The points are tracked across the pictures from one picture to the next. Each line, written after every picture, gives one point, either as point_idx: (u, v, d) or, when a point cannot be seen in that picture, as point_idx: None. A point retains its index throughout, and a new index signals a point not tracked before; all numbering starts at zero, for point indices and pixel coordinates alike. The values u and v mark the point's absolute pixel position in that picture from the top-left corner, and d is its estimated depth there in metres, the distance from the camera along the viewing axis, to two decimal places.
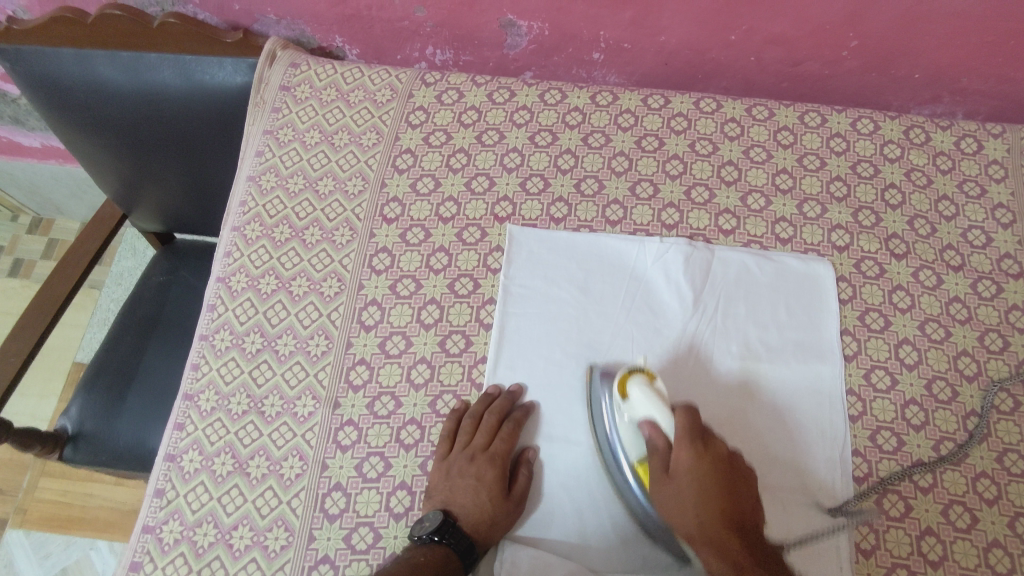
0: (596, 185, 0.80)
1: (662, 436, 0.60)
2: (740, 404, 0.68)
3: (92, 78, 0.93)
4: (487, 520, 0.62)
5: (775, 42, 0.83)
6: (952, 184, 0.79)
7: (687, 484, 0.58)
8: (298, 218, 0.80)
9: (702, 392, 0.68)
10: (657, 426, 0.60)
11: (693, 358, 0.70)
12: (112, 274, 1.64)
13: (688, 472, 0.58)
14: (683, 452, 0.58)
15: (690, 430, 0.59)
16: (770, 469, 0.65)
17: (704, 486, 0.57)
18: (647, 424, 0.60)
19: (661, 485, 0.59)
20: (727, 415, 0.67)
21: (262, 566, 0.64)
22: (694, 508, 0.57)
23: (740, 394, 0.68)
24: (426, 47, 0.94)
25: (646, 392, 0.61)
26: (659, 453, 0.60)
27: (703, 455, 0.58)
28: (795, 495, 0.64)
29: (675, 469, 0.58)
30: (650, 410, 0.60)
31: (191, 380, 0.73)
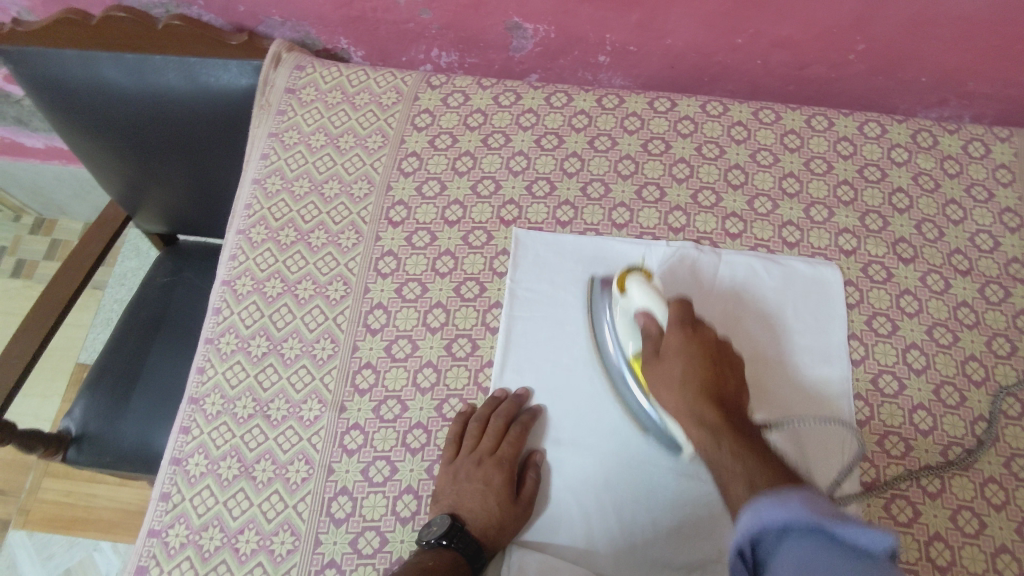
0: (603, 188, 0.80)
1: (655, 324, 0.63)
2: (735, 308, 0.72)
3: (96, 80, 0.93)
4: (495, 525, 0.62)
5: (782, 45, 0.83)
6: (959, 188, 0.79)
7: (676, 361, 0.61)
8: (304, 220, 0.80)
9: (700, 297, 0.73)
10: (651, 317, 0.64)
11: (689, 270, 0.74)
12: (114, 275, 1.64)
13: (677, 352, 0.61)
14: (674, 334, 0.62)
15: (681, 317, 0.63)
16: (761, 366, 0.70)
17: (692, 363, 0.60)
18: (643, 314, 0.64)
19: (653, 366, 0.62)
20: (722, 315, 0.72)
21: (268, 571, 0.63)
22: (681, 383, 0.59)
23: (735, 300, 0.73)
24: (431, 49, 0.94)
25: (644, 288, 0.65)
26: (652, 338, 0.63)
27: (692, 338, 0.61)
28: (783, 390, 0.69)
29: (666, 350, 0.62)
30: (645, 302, 0.64)
31: (197, 384, 0.73)
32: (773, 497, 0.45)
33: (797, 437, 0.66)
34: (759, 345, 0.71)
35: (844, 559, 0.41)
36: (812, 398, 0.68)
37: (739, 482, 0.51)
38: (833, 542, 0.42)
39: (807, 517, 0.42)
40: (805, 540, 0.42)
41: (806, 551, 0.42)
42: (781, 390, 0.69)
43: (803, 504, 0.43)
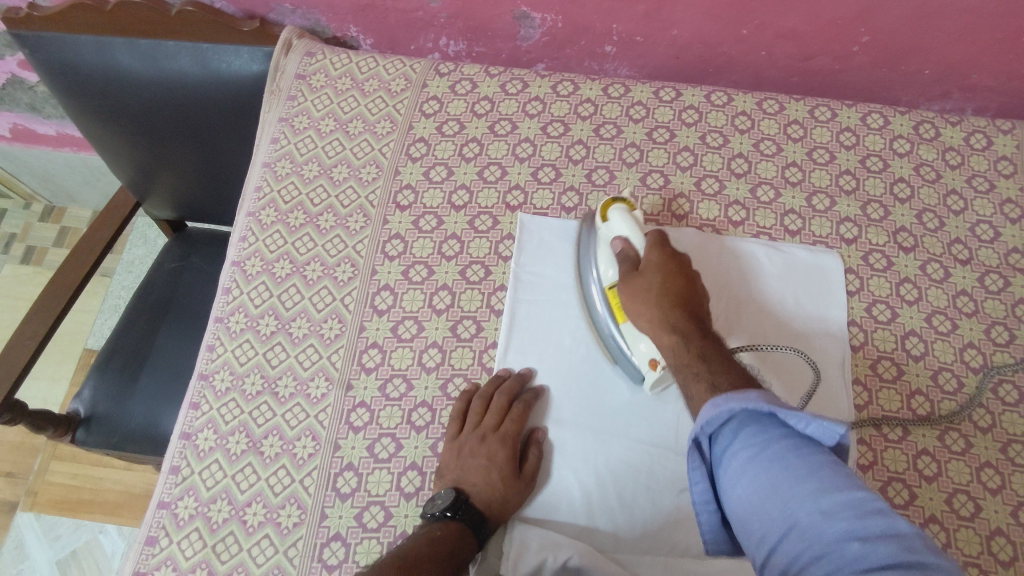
0: (607, 175, 0.81)
1: (632, 249, 0.67)
2: (707, 245, 0.76)
3: (110, 66, 0.95)
4: (499, 499, 0.63)
5: (787, 37, 0.84)
6: (960, 179, 0.80)
7: (653, 277, 0.64)
8: (313, 204, 0.81)
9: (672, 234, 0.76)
10: (628, 243, 0.67)
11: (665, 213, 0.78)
12: (122, 262, 1.66)
13: (655, 269, 0.64)
14: (654, 253, 0.65)
15: (660, 239, 0.66)
16: (728, 294, 0.73)
17: (667, 279, 0.64)
18: (622, 240, 0.68)
19: (630, 282, 0.65)
20: (693, 249, 0.75)
21: (274, 542, 0.65)
22: (656, 295, 0.63)
23: (707, 238, 0.76)
24: (440, 38, 0.95)
25: (625, 216, 0.68)
26: (630, 259, 0.67)
27: (670, 258, 0.65)
28: (747, 316, 0.72)
29: (645, 268, 0.65)
30: (624, 228, 0.68)
31: (207, 361, 0.74)
32: (732, 393, 0.50)
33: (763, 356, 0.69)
34: (727, 277, 0.74)
35: (789, 445, 0.47)
36: (780, 329, 0.72)
37: (703, 383, 0.55)
38: (782, 431, 0.48)
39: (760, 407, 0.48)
40: (754, 429, 0.49)
41: (756, 438, 0.48)
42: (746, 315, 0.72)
43: (757, 396, 0.49)
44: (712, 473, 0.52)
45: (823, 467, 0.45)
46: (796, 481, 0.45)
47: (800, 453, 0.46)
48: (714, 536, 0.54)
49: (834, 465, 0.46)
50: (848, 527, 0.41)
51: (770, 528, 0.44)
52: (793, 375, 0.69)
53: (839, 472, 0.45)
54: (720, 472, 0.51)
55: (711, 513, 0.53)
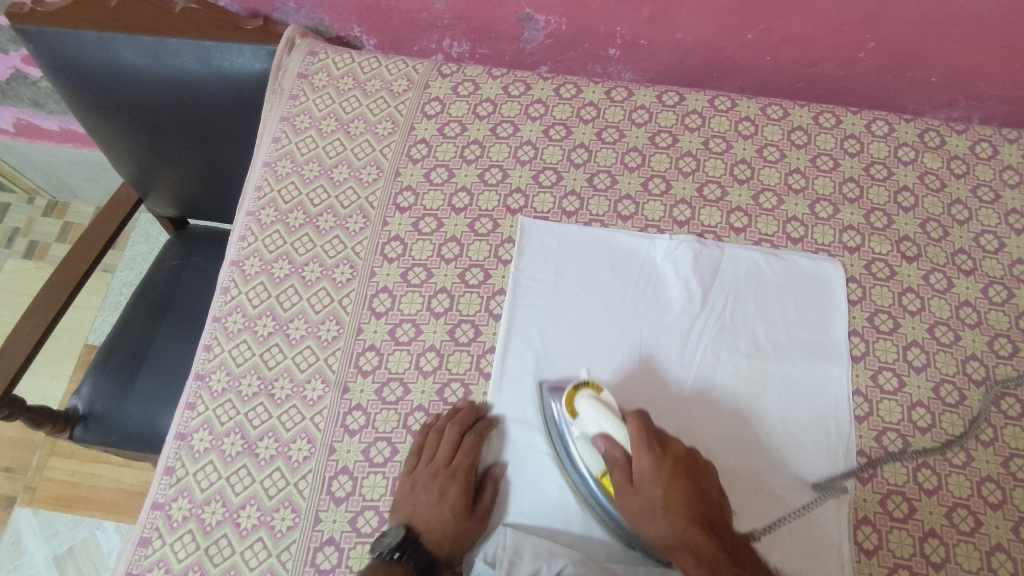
0: (609, 179, 0.80)
1: (618, 448, 0.60)
2: (693, 414, 0.67)
3: (113, 62, 0.94)
4: (450, 537, 0.62)
5: (793, 41, 0.83)
6: (965, 188, 0.79)
7: (655, 489, 0.58)
8: (312, 204, 0.81)
9: (655, 403, 0.68)
10: (612, 439, 0.61)
11: (645, 371, 0.69)
12: (124, 258, 1.66)
13: (653, 479, 0.58)
14: (644, 456, 0.59)
15: (643, 432, 0.60)
16: (728, 472, 0.65)
17: (670, 488, 0.58)
18: (602, 435, 0.61)
19: (628, 497, 0.59)
20: (671, 416, 0.67)
21: (268, 546, 0.64)
22: (665, 512, 0.57)
23: (694, 406, 0.68)
24: (443, 39, 0.95)
25: (595, 404, 0.62)
26: (619, 465, 0.60)
27: (663, 458, 0.59)
28: (757, 496, 0.64)
29: (639, 479, 0.59)
30: (600, 421, 0.61)
31: (203, 361, 0.74)
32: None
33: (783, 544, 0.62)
34: (723, 453, 0.66)
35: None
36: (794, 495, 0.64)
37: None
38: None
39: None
40: None
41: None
42: (753, 495, 0.64)
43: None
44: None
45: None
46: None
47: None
48: None
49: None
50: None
51: None
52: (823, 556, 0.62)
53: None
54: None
55: None
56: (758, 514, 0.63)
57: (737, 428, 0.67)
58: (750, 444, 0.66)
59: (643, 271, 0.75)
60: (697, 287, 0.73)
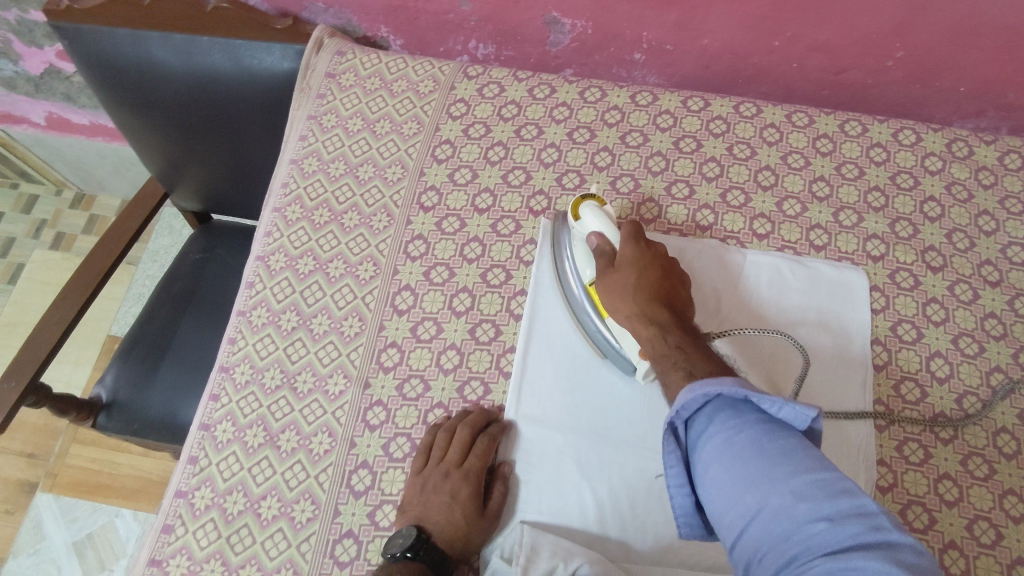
0: (632, 183, 0.81)
1: (608, 244, 0.66)
2: (684, 245, 0.76)
3: (146, 59, 0.96)
4: (461, 538, 0.62)
5: (819, 49, 0.83)
6: (992, 200, 0.78)
7: (629, 272, 0.63)
8: (338, 201, 0.82)
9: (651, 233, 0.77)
10: (604, 238, 0.66)
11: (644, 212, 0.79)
12: (148, 251, 1.69)
13: (631, 263, 0.63)
14: (629, 246, 0.64)
15: (634, 231, 0.66)
16: (705, 286, 0.74)
17: (644, 274, 0.62)
18: (597, 235, 0.67)
19: (607, 276, 0.64)
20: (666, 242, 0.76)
21: (288, 537, 0.65)
22: (635, 288, 0.61)
23: (686, 238, 0.77)
24: (469, 41, 0.95)
25: (598, 213, 0.67)
26: (606, 255, 0.66)
27: (644, 252, 0.64)
28: (728, 308, 0.73)
29: (620, 262, 0.64)
30: (599, 224, 0.67)
31: (228, 353, 0.75)
32: (708, 378, 0.49)
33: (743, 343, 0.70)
34: (704, 274, 0.74)
35: (765, 431, 0.46)
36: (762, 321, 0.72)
37: (681, 369, 0.53)
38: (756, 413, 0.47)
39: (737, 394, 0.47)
40: (730, 417, 0.47)
41: (730, 421, 0.47)
42: (723, 309, 0.73)
43: (733, 382, 0.47)
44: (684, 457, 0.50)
45: (796, 450, 0.44)
46: (771, 462, 0.43)
47: (774, 437, 0.45)
48: (688, 520, 0.51)
49: (810, 448, 0.45)
50: (817, 510, 0.40)
51: (744, 511, 0.43)
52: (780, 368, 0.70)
53: (812, 455, 0.44)
54: (693, 455, 0.49)
55: (683, 498, 0.51)
56: (725, 320, 0.72)
57: (722, 258, 0.75)
58: (729, 272, 0.75)
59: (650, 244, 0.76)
60: (717, 283, 0.74)
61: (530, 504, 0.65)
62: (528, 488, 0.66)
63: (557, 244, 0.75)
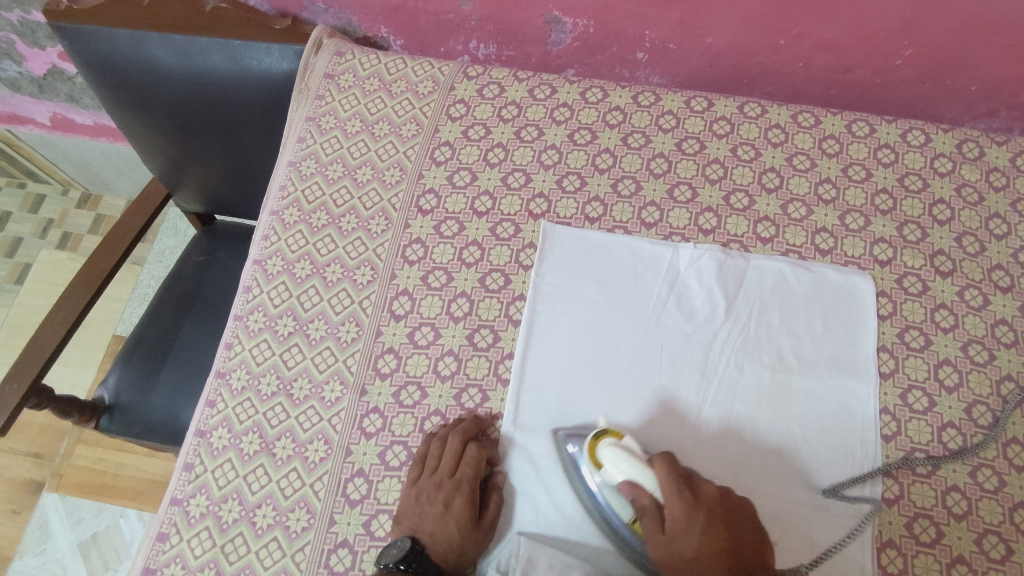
0: (634, 185, 0.79)
1: (646, 496, 0.59)
2: (724, 454, 0.65)
3: (145, 60, 0.95)
4: (455, 550, 0.61)
5: (826, 48, 0.81)
6: (1004, 203, 0.76)
7: (689, 538, 0.57)
8: (335, 205, 0.81)
9: (681, 447, 0.65)
10: (639, 486, 0.59)
11: (667, 413, 0.67)
12: (153, 251, 1.69)
13: (687, 528, 0.57)
14: (676, 503, 0.57)
15: (676, 481, 0.58)
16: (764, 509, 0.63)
17: (704, 536, 0.56)
18: (628, 483, 0.59)
19: (664, 546, 0.57)
20: (702, 454, 0.65)
21: (283, 546, 0.65)
22: (699, 567, 0.56)
23: (725, 440, 0.66)
24: (469, 41, 0.94)
25: (619, 453, 0.60)
26: (650, 514, 0.58)
27: (697, 505, 0.58)
28: (799, 529, 0.62)
29: (673, 527, 0.57)
30: (627, 472, 0.59)
31: (224, 358, 0.74)
32: None
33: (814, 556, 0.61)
34: (760, 488, 0.64)
35: None
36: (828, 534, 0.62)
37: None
38: None
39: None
40: None
41: None
42: (792, 536, 0.62)
43: None
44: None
45: None
46: None
47: None
48: None
49: None
50: None
51: None
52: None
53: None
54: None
55: None
56: (796, 548, 0.61)
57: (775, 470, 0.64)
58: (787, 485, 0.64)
59: (680, 429, 0.66)
60: (721, 297, 0.72)
61: (526, 515, 0.64)
62: (525, 499, 0.65)
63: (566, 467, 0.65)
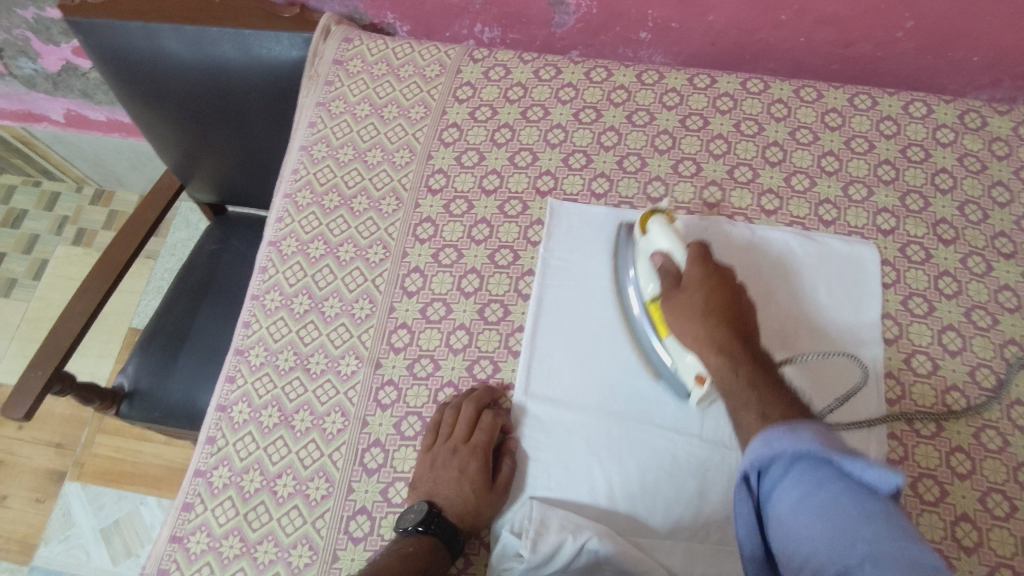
0: (639, 162, 0.80)
1: (673, 263, 0.64)
2: (752, 255, 0.74)
3: (159, 52, 0.97)
4: (472, 511, 0.63)
5: (828, 22, 0.82)
6: (1006, 170, 0.77)
7: (695, 294, 0.61)
8: (347, 186, 0.83)
9: (717, 243, 0.75)
10: (669, 256, 0.65)
11: (705, 223, 0.76)
12: (167, 244, 1.72)
13: (697, 285, 0.61)
14: (696, 267, 0.62)
15: (702, 251, 0.63)
16: (785, 328, 0.70)
17: (710, 295, 0.60)
18: (662, 252, 0.66)
19: (673, 297, 0.62)
20: (731, 250, 0.74)
21: (303, 513, 0.67)
22: (703, 313, 0.59)
23: (752, 246, 0.74)
24: (475, 24, 0.96)
25: (664, 228, 0.66)
26: (672, 273, 0.64)
27: (712, 274, 0.62)
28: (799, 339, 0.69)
29: (687, 283, 0.62)
30: (664, 241, 0.65)
31: (243, 336, 0.77)
32: (785, 428, 0.47)
33: (806, 372, 0.68)
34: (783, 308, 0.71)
35: (845, 492, 0.43)
36: (815, 336, 0.70)
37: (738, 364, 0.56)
38: (838, 475, 0.44)
39: (814, 446, 0.45)
40: (809, 470, 0.45)
41: (808, 479, 0.45)
42: (786, 328, 0.70)
43: (812, 437, 0.45)
44: (762, 507, 0.49)
45: (881, 518, 0.42)
46: (845, 537, 0.42)
47: (856, 500, 0.43)
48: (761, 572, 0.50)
49: (900, 522, 0.42)
50: None
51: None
52: (835, 386, 0.67)
53: (898, 525, 0.41)
54: (768, 507, 0.48)
55: (756, 549, 0.50)
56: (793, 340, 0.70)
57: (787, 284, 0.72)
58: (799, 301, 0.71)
59: (712, 227, 0.76)
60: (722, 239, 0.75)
61: (540, 481, 0.66)
62: (538, 465, 0.66)
63: (618, 256, 0.74)
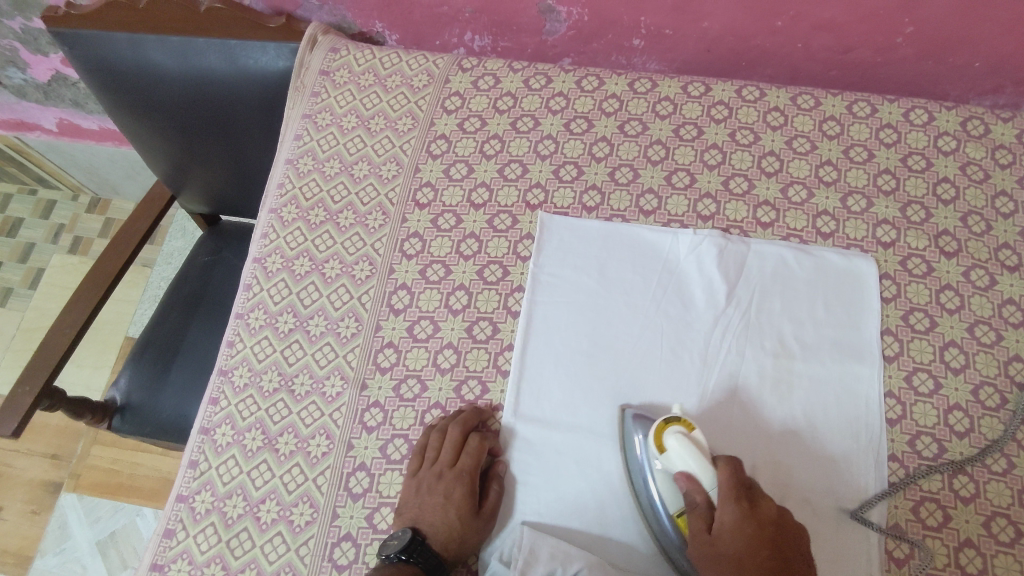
0: (631, 173, 0.78)
1: (701, 492, 0.57)
2: (783, 451, 0.64)
3: (144, 63, 0.96)
4: (457, 538, 0.62)
5: (825, 28, 0.80)
6: (1010, 179, 0.75)
7: (732, 544, 0.55)
8: (333, 201, 0.81)
9: (741, 437, 0.65)
10: (695, 481, 0.57)
11: (730, 401, 0.66)
12: (162, 253, 1.71)
13: (732, 534, 0.55)
14: (728, 510, 0.56)
15: (733, 487, 0.56)
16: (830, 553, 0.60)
17: (751, 548, 0.55)
18: (685, 475, 0.58)
19: (702, 547, 0.56)
20: (760, 452, 0.64)
21: (287, 540, 0.65)
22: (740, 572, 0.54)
23: (781, 435, 0.65)
24: (464, 33, 0.94)
25: (685, 444, 0.58)
26: (700, 511, 0.57)
27: (747, 515, 0.56)
28: (833, 544, 0.61)
29: (718, 530, 0.56)
30: (689, 463, 0.57)
31: (227, 356, 0.75)
32: None
33: None
34: (804, 496, 0.62)
35: None
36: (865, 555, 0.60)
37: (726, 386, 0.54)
38: None
39: None
40: None
41: None
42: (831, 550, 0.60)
43: None
44: None
45: None
46: None
47: None
48: None
49: None
50: None
51: None
52: None
53: None
54: None
55: None
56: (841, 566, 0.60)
57: (789, 447, 0.64)
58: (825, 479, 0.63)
59: (734, 407, 0.66)
60: (721, 285, 0.71)
61: (529, 506, 0.64)
62: (527, 489, 0.65)
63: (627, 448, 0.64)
